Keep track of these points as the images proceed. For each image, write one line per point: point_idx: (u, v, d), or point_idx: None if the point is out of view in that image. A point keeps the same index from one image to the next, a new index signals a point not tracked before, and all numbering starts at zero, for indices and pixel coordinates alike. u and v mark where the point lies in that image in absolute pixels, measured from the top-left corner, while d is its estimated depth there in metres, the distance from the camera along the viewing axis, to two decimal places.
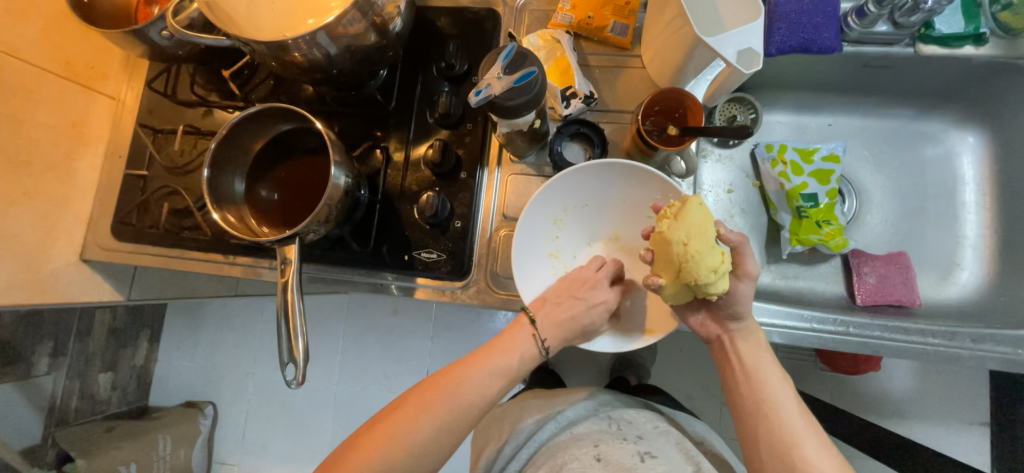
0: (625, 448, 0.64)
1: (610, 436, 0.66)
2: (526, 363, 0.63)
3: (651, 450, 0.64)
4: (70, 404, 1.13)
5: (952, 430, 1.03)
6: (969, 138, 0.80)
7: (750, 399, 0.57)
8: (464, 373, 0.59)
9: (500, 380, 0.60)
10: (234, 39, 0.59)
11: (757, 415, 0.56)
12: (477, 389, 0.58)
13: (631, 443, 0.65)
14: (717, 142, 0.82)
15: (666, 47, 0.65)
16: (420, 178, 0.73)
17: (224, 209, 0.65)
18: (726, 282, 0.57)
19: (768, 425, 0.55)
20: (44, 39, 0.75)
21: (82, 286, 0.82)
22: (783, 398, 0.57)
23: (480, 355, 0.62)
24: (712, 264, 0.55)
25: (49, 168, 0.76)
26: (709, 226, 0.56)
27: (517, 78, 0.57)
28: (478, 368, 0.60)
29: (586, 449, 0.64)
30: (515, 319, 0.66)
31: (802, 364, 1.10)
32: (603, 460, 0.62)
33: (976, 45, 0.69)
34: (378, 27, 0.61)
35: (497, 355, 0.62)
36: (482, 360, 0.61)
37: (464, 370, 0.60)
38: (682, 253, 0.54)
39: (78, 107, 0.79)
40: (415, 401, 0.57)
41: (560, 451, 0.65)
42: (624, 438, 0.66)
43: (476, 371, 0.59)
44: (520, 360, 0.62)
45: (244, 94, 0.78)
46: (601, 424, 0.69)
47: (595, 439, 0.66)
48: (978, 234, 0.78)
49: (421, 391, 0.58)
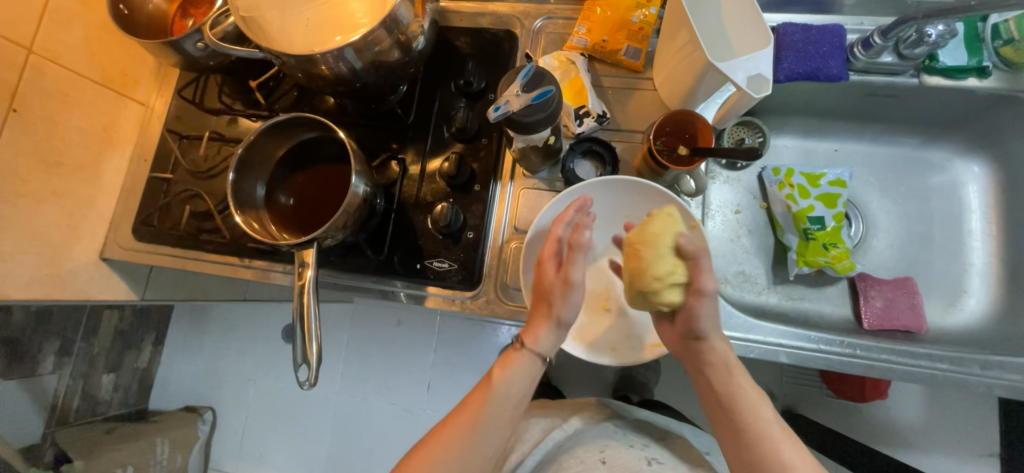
0: (631, 452, 0.66)
1: (616, 442, 0.68)
2: (517, 382, 0.60)
3: (658, 457, 0.66)
4: (71, 405, 1.11)
5: (961, 462, 1.01)
6: (973, 167, 0.82)
7: (729, 425, 0.58)
8: (461, 438, 0.58)
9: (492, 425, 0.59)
10: (266, 51, 0.61)
11: (743, 446, 0.56)
12: (475, 448, 0.58)
13: (637, 449, 0.67)
14: (725, 165, 0.85)
15: (678, 71, 0.68)
16: (434, 189, 0.75)
17: (246, 213, 0.67)
18: (676, 294, 0.58)
19: (751, 453, 0.56)
20: (83, 47, 0.78)
21: (99, 284, 0.84)
22: (765, 422, 0.57)
23: (462, 411, 0.60)
24: (658, 272, 0.57)
25: (79, 169, 0.79)
26: (669, 238, 0.59)
27: (535, 96, 0.59)
28: (463, 426, 0.59)
29: (591, 454, 0.66)
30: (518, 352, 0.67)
31: (805, 388, 1.09)
32: (608, 463, 0.64)
33: (980, 77, 0.71)
34: (402, 44, 0.64)
35: (473, 413, 0.59)
36: (467, 426, 0.59)
37: (453, 430, 0.59)
38: (632, 258, 0.59)
39: (109, 112, 0.82)
40: (426, 449, 0.59)
41: (566, 454, 0.67)
42: (632, 444, 0.68)
43: (462, 437, 0.58)
44: (506, 398, 0.60)
45: (269, 104, 0.81)
46: (608, 430, 0.70)
47: (601, 444, 0.67)
48: (984, 261, 0.79)
49: (433, 439, 0.59)
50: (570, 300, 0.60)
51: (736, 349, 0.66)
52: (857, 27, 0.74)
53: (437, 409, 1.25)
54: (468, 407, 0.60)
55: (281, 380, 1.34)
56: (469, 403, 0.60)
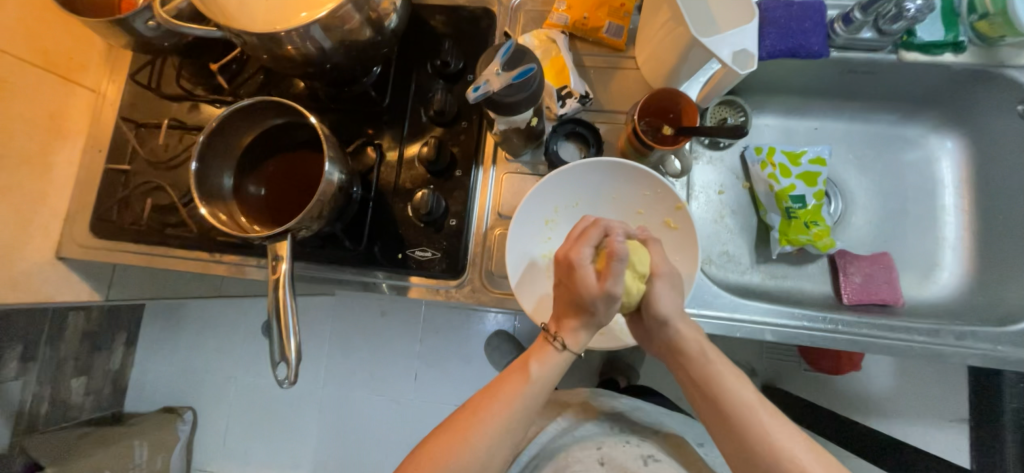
0: (628, 450, 0.67)
1: (612, 438, 0.69)
2: (558, 369, 0.59)
3: (654, 453, 0.67)
4: (40, 411, 1.06)
5: (932, 427, 1.06)
6: (947, 142, 0.83)
7: (713, 412, 0.58)
8: (502, 411, 0.57)
9: (535, 397, 0.58)
10: (224, 30, 0.57)
11: (733, 435, 0.56)
12: (500, 442, 0.57)
13: (633, 446, 0.68)
14: (708, 144, 0.84)
15: (661, 48, 0.66)
16: (413, 176, 0.72)
17: (213, 206, 0.63)
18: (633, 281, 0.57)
19: (729, 428, 0.56)
20: (21, 28, 0.72)
21: (57, 286, 0.79)
22: (734, 390, 0.57)
23: (483, 412, 0.57)
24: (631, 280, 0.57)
25: (26, 161, 0.73)
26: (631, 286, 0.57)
27: (516, 74, 0.57)
28: (488, 430, 0.56)
29: (589, 453, 0.67)
30: (539, 344, 0.59)
31: (785, 362, 1.12)
32: (605, 463, 0.65)
33: (955, 53, 0.72)
34: (373, 22, 0.60)
35: (503, 407, 0.57)
36: (489, 419, 0.57)
37: (474, 429, 0.56)
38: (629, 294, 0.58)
39: (57, 100, 0.76)
40: (460, 423, 0.57)
41: (564, 452, 0.68)
42: (627, 440, 0.69)
43: (489, 430, 0.56)
44: (541, 370, 0.58)
45: (233, 88, 0.76)
46: (603, 426, 0.72)
47: (598, 441, 0.69)
48: (957, 235, 0.81)
49: (467, 412, 0.58)
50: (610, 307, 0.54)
51: (722, 328, 0.67)
52: (837, 2, 0.73)
53: (425, 398, 1.24)
54: (490, 411, 0.57)
55: (263, 376, 1.31)
56: (491, 396, 0.58)
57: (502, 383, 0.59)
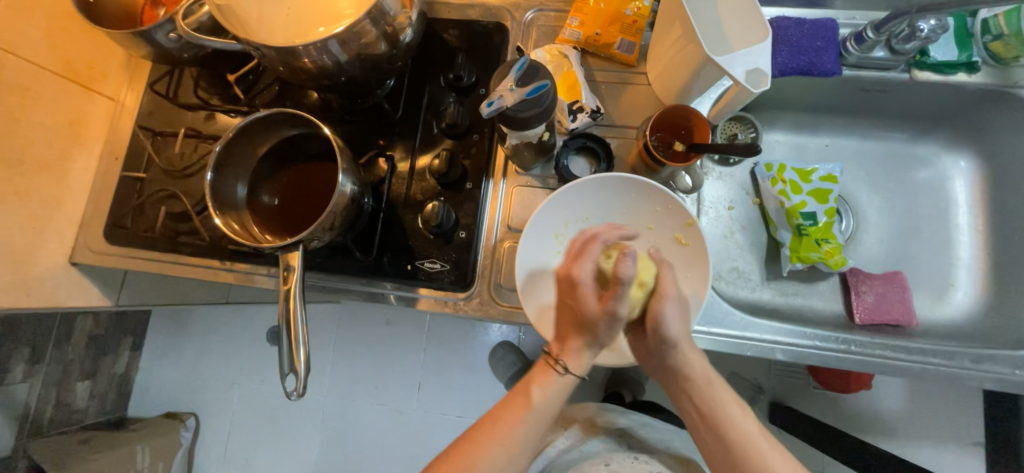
0: (637, 466, 0.66)
1: (620, 455, 0.68)
2: (561, 395, 0.58)
3: (662, 470, 0.66)
4: (45, 414, 1.07)
5: (945, 450, 1.04)
6: (960, 162, 0.83)
7: (716, 442, 0.59)
8: (502, 438, 0.57)
9: (536, 423, 0.58)
10: (243, 43, 0.58)
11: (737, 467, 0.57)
12: (502, 469, 0.57)
13: (642, 463, 0.66)
14: (718, 160, 0.84)
15: (673, 65, 0.66)
16: (424, 187, 0.72)
17: (227, 216, 0.64)
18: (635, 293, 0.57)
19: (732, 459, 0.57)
20: (45, 37, 0.74)
21: (69, 290, 0.80)
22: (738, 421, 0.58)
23: (485, 438, 0.58)
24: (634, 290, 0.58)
25: (44, 167, 0.74)
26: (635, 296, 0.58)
27: (530, 90, 0.57)
28: (490, 456, 0.56)
29: (596, 468, 0.65)
30: (541, 366, 0.59)
31: (794, 380, 1.11)
32: None
33: (969, 72, 0.72)
34: (388, 36, 0.61)
35: (504, 434, 0.57)
36: (491, 445, 0.57)
37: (476, 456, 0.57)
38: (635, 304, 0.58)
39: (77, 108, 0.78)
40: (464, 448, 0.58)
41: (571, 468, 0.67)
42: (636, 457, 0.67)
43: (490, 457, 0.56)
44: (542, 396, 0.58)
45: (249, 99, 0.77)
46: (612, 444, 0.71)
47: (606, 458, 0.67)
48: (971, 255, 0.80)
49: (471, 439, 0.59)
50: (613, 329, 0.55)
51: (733, 347, 0.66)
52: (849, 21, 0.73)
53: (428, 408, 1.24)
54: (491, 437, 0.57)
55: (266, 383, 1.30)
56: (493, 422, 0.58)
57: (503, 409, 0.59)
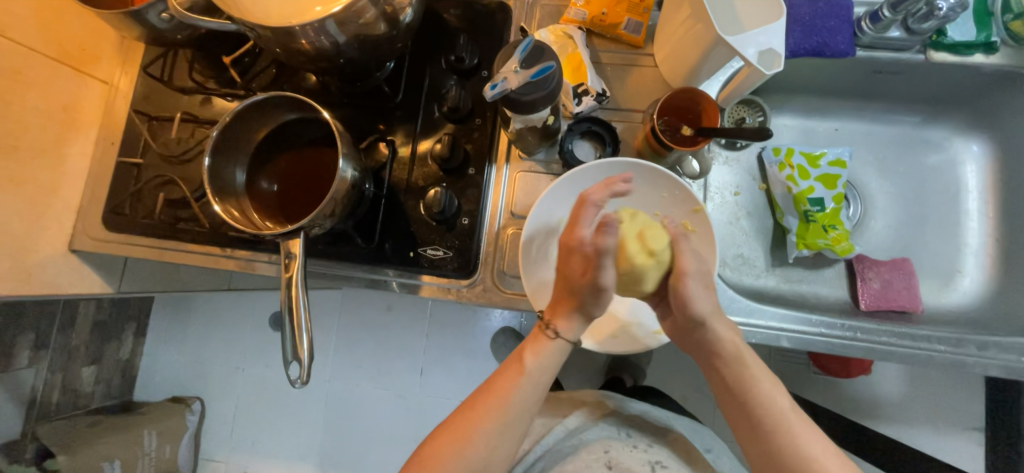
0: (635, 455, 0.67)
1: (620, 443, 0.69)
2: (551, 361, 0.59)
3: (661, 459, 0.68)
4: (51, 399, 1.09)
5: (946, 434, 1.05)
6: (972, 146, 0.81)
7: (750, 420, 0.57)
8: (496, 411, 0.57)
9: (529, 394, 0.58)
10: (238, 23, 0.56)
11: (767, 443, 0.55)
12: (498, 441, 0.57)
13: (640, 451, 0.68)
14: (725, 144, 0.82)
15: (681, 47, 0.64)
16: (426, 173, 0.71)
17: (226, 202, 0.63)
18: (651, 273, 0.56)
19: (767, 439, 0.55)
20: (34, 18, 0.71)
21: (70, 277, 0.79)
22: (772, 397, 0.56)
23: (480, 410, 0.57)
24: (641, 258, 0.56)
25: (39, 152, 0.73)
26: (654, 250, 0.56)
27: (535, 72, 0.56)
28: (481, 433, 0.56)
29: (597, 457, 0.66)
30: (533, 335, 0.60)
31: (795, 366, 1.11)
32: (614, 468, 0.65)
33: (987, 53, 0.69)
34: (388, 16, 0.59)
35: (497, 407, 0.57)
36: (485, 418, 0.56)
37: (471, 428, 0.56)
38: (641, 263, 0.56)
39: (70, 91, 0.76)
40: (458, 422, 0.58)
41: (571, 455, 0.68)
42: (635, 445, 0.69)
43: (485, 430, 0.56)
44: (535, 364, 0.58)
45: (245, 82, 0.75)
46: (611, 430, 0.71)
47: (606, 445, 0.68)
48: (980, 242, 0.79)
49: (465, 412, 0.58)
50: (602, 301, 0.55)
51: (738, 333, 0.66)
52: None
53: (430, 393, 1.25)
54: (486, 408, 0.57)
55: (270, 369, 1.31)
56: (487, 393, 0.58)
57: (494, 381, 0.59)
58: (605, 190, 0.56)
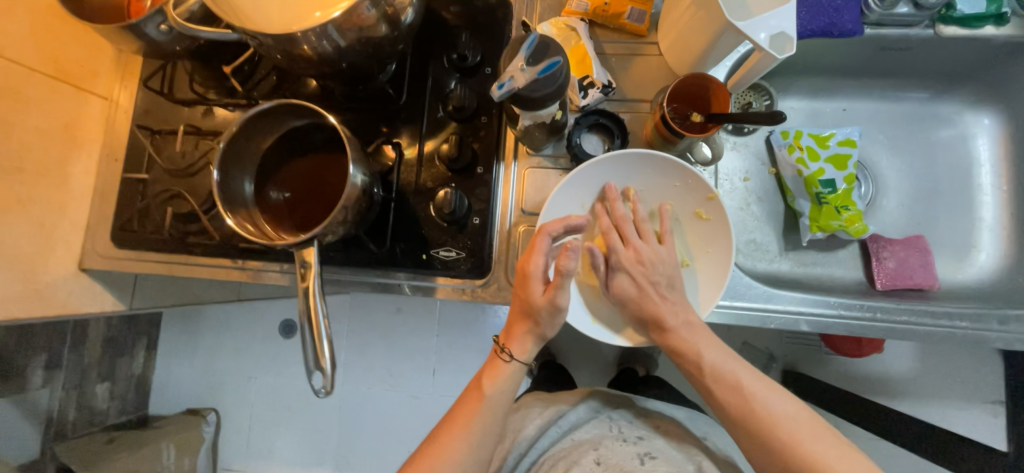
0: (626, 450, 0.66)
1: (610, 438, 0.69)
2: (511, 384, 0.62)
3: (651, 451, 0.67)
4: (68, 417, 1.09)
5: (963, 409, 1.05)
6: (984, 119, 0.80)
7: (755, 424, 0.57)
8: (462, 436, 0.60)
9: (493, 418, 0.61)
10: (239, 32, 0.55)
11: (775, 443, 0.55)
12: (469, 464, 0.59)
13: (631, 445, 0.68)
14: (732, 130, 0.81)
15: (687, 33, 0.63)
16: (434, 174, 0.70)
17: (238, 215, 0.63)
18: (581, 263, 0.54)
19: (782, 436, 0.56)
20: (30, 37, 0.70)
21: (82, 296, 0.79)
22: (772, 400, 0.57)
23: (445, 438, 0.60)
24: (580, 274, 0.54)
25: (44, 173, 0.73)
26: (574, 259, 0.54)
27: (541, 69, 0.55)
28: (451, 458, 0.58)
29: (587, 455, 0.66)
30: (490, 358, 0.64)
31: (807, 348, 1.11)
32: (603, 464, 0.65)
33: (997, 25, 0.69)
34: (389, 18, 0.58)
35: (461, 434, 0.60)
36: (454, 445, 0.59)
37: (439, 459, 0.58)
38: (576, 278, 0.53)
39: (71, 109, 0.75)
40: (424, 457, 0.59)
41: (562, 458, 0.67)
42: (624, 439, 0.69)
43: (452, 460, 0.58)
44: (494, 390, 0.61)
45: (247, 90, 0.74)
46: (601, 427, 0.71)
47: (596, 442, 0.68)
48: (995, 216, 0.78)
49: (433, 443, 0.60)
50: (557, 320, 0.59)
51: (755, 320, 0.66)
52: None
53: (444, 393, 1.25)
54: (453, 435, 0.60)
55: (282, 377, 1.31)
56: (452, 423, 0.61)
57: (457, 410, 0.62)
58: (560, 223, 0.60)
